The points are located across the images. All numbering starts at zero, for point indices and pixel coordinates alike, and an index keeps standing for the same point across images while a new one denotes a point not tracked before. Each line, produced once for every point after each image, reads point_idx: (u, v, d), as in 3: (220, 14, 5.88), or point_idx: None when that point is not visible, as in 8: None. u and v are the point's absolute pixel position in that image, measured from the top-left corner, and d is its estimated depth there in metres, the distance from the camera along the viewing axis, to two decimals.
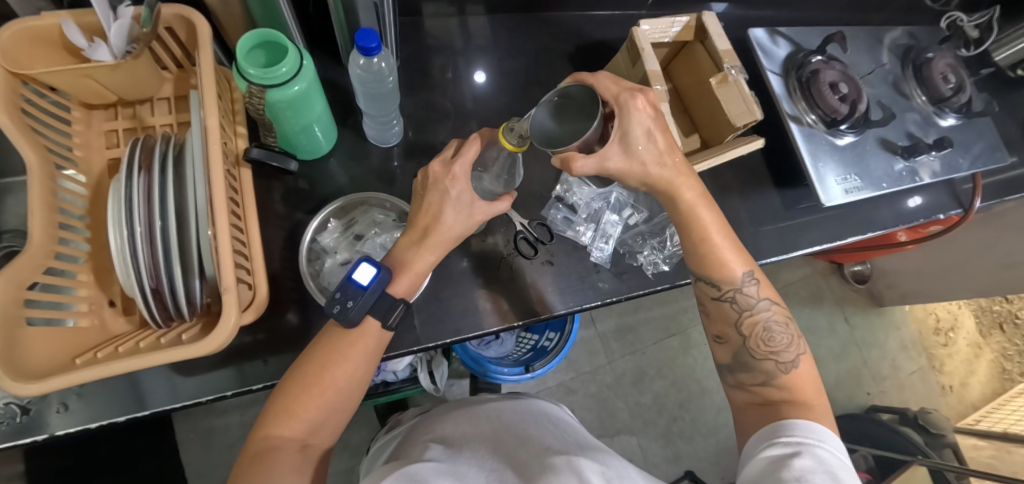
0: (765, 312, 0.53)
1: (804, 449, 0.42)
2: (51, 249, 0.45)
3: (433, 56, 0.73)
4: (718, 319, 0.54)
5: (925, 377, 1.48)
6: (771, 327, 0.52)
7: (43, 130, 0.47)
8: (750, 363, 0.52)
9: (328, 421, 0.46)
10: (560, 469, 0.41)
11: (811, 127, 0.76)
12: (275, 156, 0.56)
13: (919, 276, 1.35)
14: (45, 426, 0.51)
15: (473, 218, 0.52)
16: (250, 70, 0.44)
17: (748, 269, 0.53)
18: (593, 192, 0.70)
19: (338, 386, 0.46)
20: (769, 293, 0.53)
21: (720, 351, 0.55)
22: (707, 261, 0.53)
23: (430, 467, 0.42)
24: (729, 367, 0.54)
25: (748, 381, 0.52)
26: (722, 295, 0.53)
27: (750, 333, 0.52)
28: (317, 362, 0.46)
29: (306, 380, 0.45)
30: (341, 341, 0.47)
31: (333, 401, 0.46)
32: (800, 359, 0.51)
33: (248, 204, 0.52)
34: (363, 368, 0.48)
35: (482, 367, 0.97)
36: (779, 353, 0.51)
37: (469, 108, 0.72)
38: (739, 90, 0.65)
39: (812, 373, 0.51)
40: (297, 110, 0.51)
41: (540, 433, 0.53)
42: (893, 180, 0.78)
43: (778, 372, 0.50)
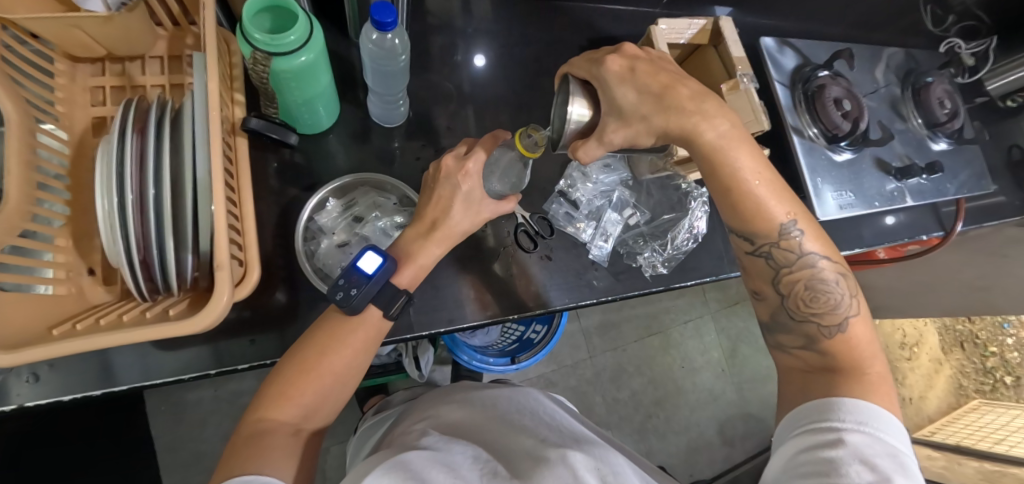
0: (810, 268, 0.51)
1: (841, 437, 0.42)
2: (28, 210, 0.42)
3: (437, 37, 0.71)
4: (755, 275, 0.54)
5: None
6: (817, 285, 0.51)
7: (23, 81, 0.44)
8: (787, 323, 0.52)
9: (323, 409, 0.46)
10: (553, 463, 0.41)
11: (812, 141, 0.77)
12: (275, 127, 0.53)
13: (892, 293, 1.40)
14: (11, 398, 0.48)
15: (479, 215, 0.54)
16: (256, 34, 0.41)
17: (790, 218, 0.51)
18: (596, 189, 0.69)
19: (335, 372, 0.45)
20: (817, 242, 0.51)
21: (761, 308, 0.55)
22: (741, 215, 0.51)
23: (419, 456, 0.41)
24: (768, 327, 0.55)
25: (789, 343, 0.53)
26: (757, 250, 0.53)
27: (789, 292, 0.52)
28: (316, 347, 0.45)
29: (302, 365, 0.44)
30: (341, 327, 0.46)
31: (329, 386, 0.45)
32: (849, 322, 0.50)
33: (243, 176, 0.49)
34: (361, 356, 0.47)
35: (467, 356, 0.97)
36: (825, 315, 0.50)
37: (472, 95, 0.70)
38: (749, 99, 0.65)
39: (866, 335, 0.50)
40: (301, 81, 0.48)
41: (540, 425, 0.53)
42: (884, 199, 0.80)
43: (820, 336, 0.50)
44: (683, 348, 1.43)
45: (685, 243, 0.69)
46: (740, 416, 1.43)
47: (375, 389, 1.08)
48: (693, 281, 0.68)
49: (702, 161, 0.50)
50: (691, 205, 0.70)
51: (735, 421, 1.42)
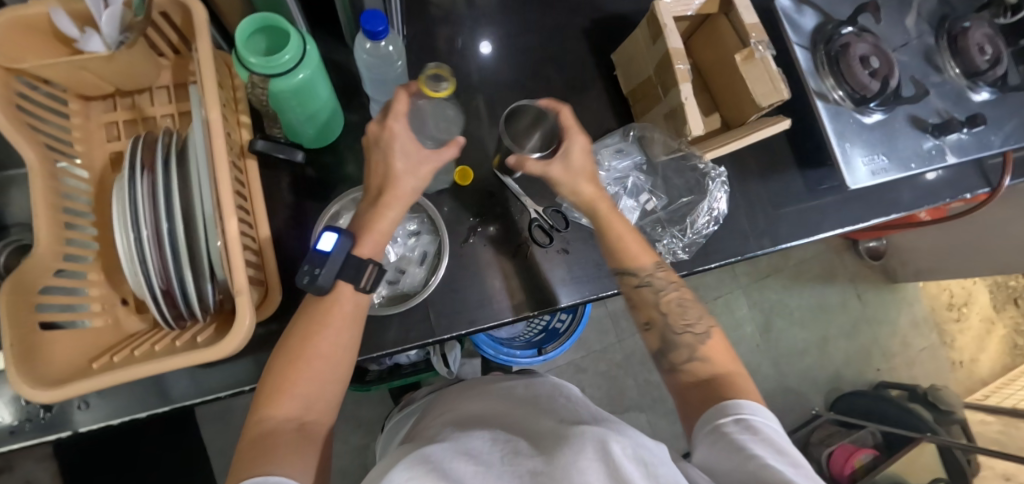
0: (674, 291, 0.54)
1: (743, 426, 0.41)
2: (59, 251, 0.44)
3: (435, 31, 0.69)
4: (640, 306, 0.55)
5: (937, 353, 1.48)
6: (684, 301, 0.54)
7: (40, 125, 0.46)
8: (673, 340, 0.53)
9: (327, 399, 0.43)
10: (574, 438, 0.40)
11: (838, 104, 0.72)
12: (281, 147, 0.52)
13: (933, 253, 1.33)
14: (69, 424, 0.52)
15: (426, 168, 0.49)
16: (251, 59, 0.42)
17: (654, 261, 0.55)
18: (609, 177, 0.67)
19: (329, 354, 0.44)
20: (675, 281, 0.55)
21: (650, 338, 0.55)
22: (620, 251, 0.55)
23: (435, 450, 0.41)
24: (661, 352, 0.54)
25: (677, 361, 0.52)
26: (640, 281, 0.54)
27: (667, 312, 0.54)
28: (300, 333, 0.44)
29: (291, 354, 0.43)
30: (319, 309, 0.45)
31: (326, 372, 0.43)
32: (712, 330, 0.53)
33: (256, 197, 0.52)
34: (346, 334, 0.45)
35: (494, 350, 0.97)
36: (693, 325, 0.53)
37: (476, 86, 0.68)
38: (766, 68, 0.61)
39: (725, 342, 0.53)
40: (303, 100, 0.48)
41: (554, 409, 0.52)
42: (921, 159, 0.75)
43: (699, 343, 0.52)
44: None
45: (706, 226, 0.66)
46: (778, 390, 1.37)
47: (409, 385, 1.11)
48: (717, 263, 0.66)
49: (596, 217, 0.55)
50: (711, 186, 0.66)
51: (774, 397, 1.36)
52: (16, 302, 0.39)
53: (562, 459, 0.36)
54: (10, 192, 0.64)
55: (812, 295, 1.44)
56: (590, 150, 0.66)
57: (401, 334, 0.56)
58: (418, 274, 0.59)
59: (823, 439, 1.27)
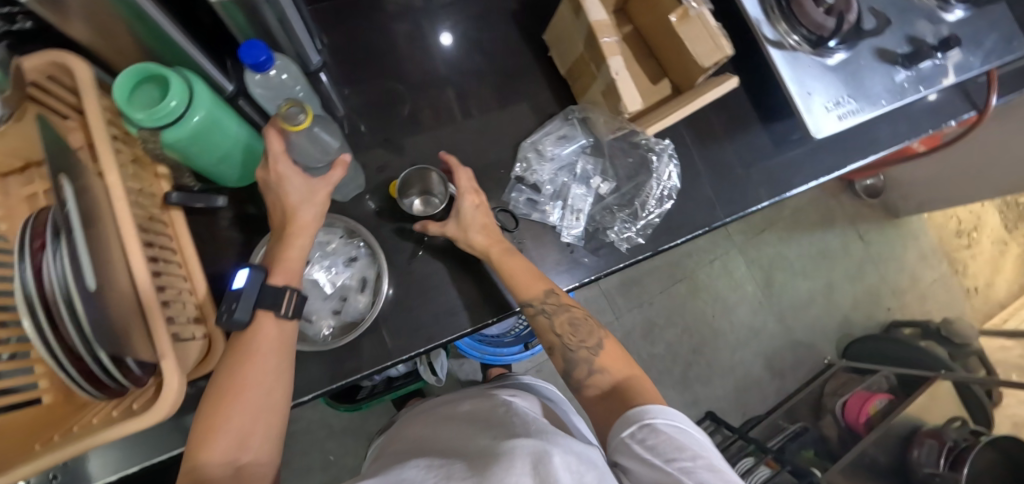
0: (567, 312, 0.54)
1: (643, 436, 0.42)
2: None
3: (349, 34, 0.64)
4: (542, 332, 0.55)
5: (948, 284, 1.42)
6: (575, 319, 0.54)
7: None
8: (573, 358, 0.53)
9: (266, 431, 0.43)
10: (505, 453, 0.41)
11: (794, 51, 0.67)
12: (196, 195, 0.51)
13: (933, 182, 1.26)
14: None
15: (318, 194, 0.48)
16: (136, 115, 0.41)
17: (549, 287, 0.55)
18: (555, 166, 0.64)
19: (258, 386, 0.43)
20: (569, 302, 0.55)
21: (554, 361, 0.54)
22: (509, 283, 0.53)
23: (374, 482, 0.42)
24: (566, 372, 0.54)
25: (580, 376, 0.53)
26: (537, 309, 0.53)
27: (562, 332, 0.54)
28: (228, 371, 0.43)
29: (220, 392, 0.42)
30: (243, 346, 0.44)
31: (258, 406, 0.42)
32: (603, 340, 0.53)
33: (185, 249, 0.50)
34: (277, 362, 0.45)
35: (481, 351, 0.97)
36: (588, 340, 0.53)
37: (404, 91, 0.63)
38: (704, 24, 0.58)
39: (619, 349, 0.54)
40: (207, 144, 0.46)
41: (496, 420, 0.54)
42: (892, 95, 0.70)
43: (594, 356, 0.52)
44: (714, 290, 1.33)
45: (659, 205, 0.64)
46: (787, 345, 1.34)
47: (410, 393, 1.11)
48: (683, 238, 0.64)
49: (492, 264, 0.54)
50: (657, 164, 0.65)
51: (783, 352, 1.34)
52: None
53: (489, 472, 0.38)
54: None
55: (813, 243, 1.39)
56: (532, 141, 0.63)
57: (359, 362, 0.54)
58: (360, 302, 0.54)
59: (837, 389, 1.25)
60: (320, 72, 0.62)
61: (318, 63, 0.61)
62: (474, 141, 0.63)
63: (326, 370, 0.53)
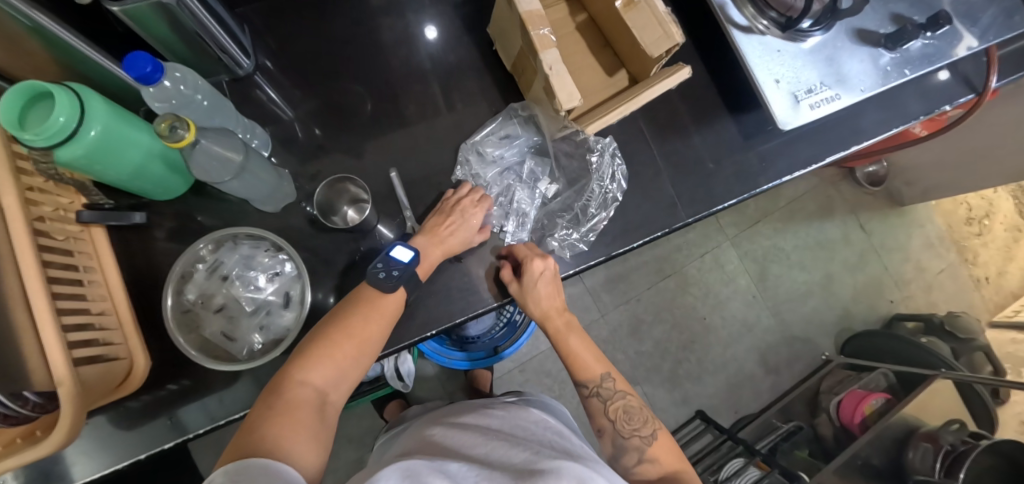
0: (623, 399, 0.57)
1: None
2: None
3: (281, 34, 0.60)
4: (596, 413, 0.58)
5: (957, 274, 1.35)
6: (625, 407, 0.57)
7: None
8: (622, 443, 0.55)
9: (358, 364, 0.48)
10: (554, 471, 0.40)
11: (763, 35, 0.62)
12: (112, 213, 0.50)
13: (940, 168, 1.18)
14: None
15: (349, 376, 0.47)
16: (24, 134, 0.38)
17: (606, 370, 0.59)
18: (498, 169, 0.61)
19: (359, 338, 0.47)
20: (625, 388, 0.59)
21: (604, 444, 0.57)
22: (571, 362, 0.60)
23: (419, 466, 0.41)
24: (612, 457, 0.56)
25: (630, 462, 0.54)
26: (590, 391, 0.59)
27: (614, 416, 0.57)
28: (337, 328, 0.47)
29: (325, 347, 0.46)
30: (366, 306, 0.48)
31: (348, 356, 0.47)
32: (658, 431, 0.55)
33: (106, 267, 0.49)
34: (377, 338, 0.48)
35: (448, 357, 0.97)
36: (638, 428, 0.55)
37: (343, 94, 0.60)
38: (652, 11, 0.53)
39: (670, 443, 0.55)
40: (111, 159, 0.44)
41: (532, 437, 0.53)
42: (873, 80, 0.64)
43: (644, 445, 0.54)
44: (705, 284, 1.28)
45: (604, 208, 0.60)
46: (783, 340, 1.29)
47: (388, 395, 1.10)
48: (639, 241, 0.61)
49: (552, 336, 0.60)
50: (596, 162, 0.61)
51: (778, 348, 1.29)
52: None
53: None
54: None
55: (811, 233, 1.32)
56: (472, 143, 0.60)
57: None
58: (286, 317, 0.51)
59: (832, 387, 1.18)
60: (254, 76, 0.59)
61: (250, 66, 0.58)
62: (412, 143, 0.59)
63: (253, 388, 0.51)
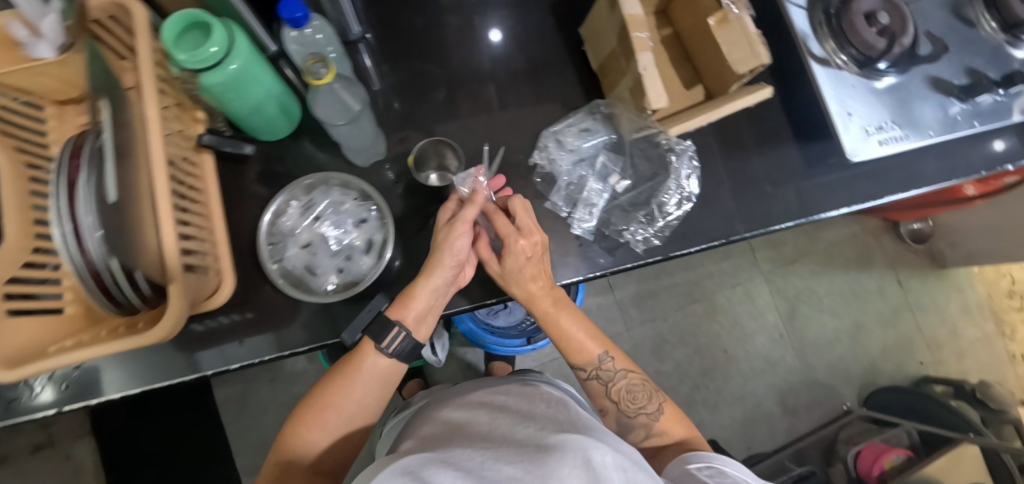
0: (625, 379, 0.59)
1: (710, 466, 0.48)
2: (27, 245, 0.48)
3: (387, 8, 0.65)
4: (596, 395, 0.60)
5: (992, 345, 1.32)
6: (629, 389, 0.58)
7: (12, 129, 0.50)
8: (628, 422, 0.58)
9: (354, 415, 0.53)
10: (560, 445, 0.39)
11: (840, 69, 0.65)
12: (227, 141, 0.54)
13: (988, 233, 1.18)
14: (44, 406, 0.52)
15: (359, 415, 0.54)
16: (179, 56, 0.43)
17: (605, 351, 0.59)
18: (573, 158, 0.64)
19: (344, 406, 0.52)
20: (626, 365, 0.59)
21: (609, 423, 0.60)
22: (567, 346, 0.59)
23: (416, 458, 0.39)
24: (621, 433, 0.59)
25: (638, 438, 0.57)
26: (589, 374, 0.59)
27: (618, 398, 0.58)
28: (327, 390, 0.52)
29: (316, 405, 0.51)
30: (350, 370, 0.52)
31: (338, 417, 0.52)
32: (662, 406, 0.57)
33: (210, 191, 0.53)
34: (366, 393, 0.53)
35: (482, 340, 0.99)
36: (644, 406, 0.57)
37: (435, 71, 0.64)
38: (744, 30, 0.56)
39: (676, 413, 0.58)
40: (239, 92, 0.49)
41: (537, 415, 0.52)
42: (943, 126, 0.66)
43: (653, 422, 0.57)
44: (733, 315, 1.28)
45: (677, 208, 0.63)
46: (804, 383, 1.28)
47: (410, 373, 1.13)
48: (696, 247, 0.63)
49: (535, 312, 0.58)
50: (675, 163, 0.64)
51: (798, 390, 1.27)
52: None
53: (545, 469, 0.35)
54: None
55: (846, 281, 1.32)
56: (552, 130, 0.63)
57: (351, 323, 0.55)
58: (364, 262, 0.58)
59: (851, 438, 1.19)
60: (358, 43, 0.64)
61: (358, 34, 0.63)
62: (494, 124, 0.63)
63: (321, 325, 0.54)
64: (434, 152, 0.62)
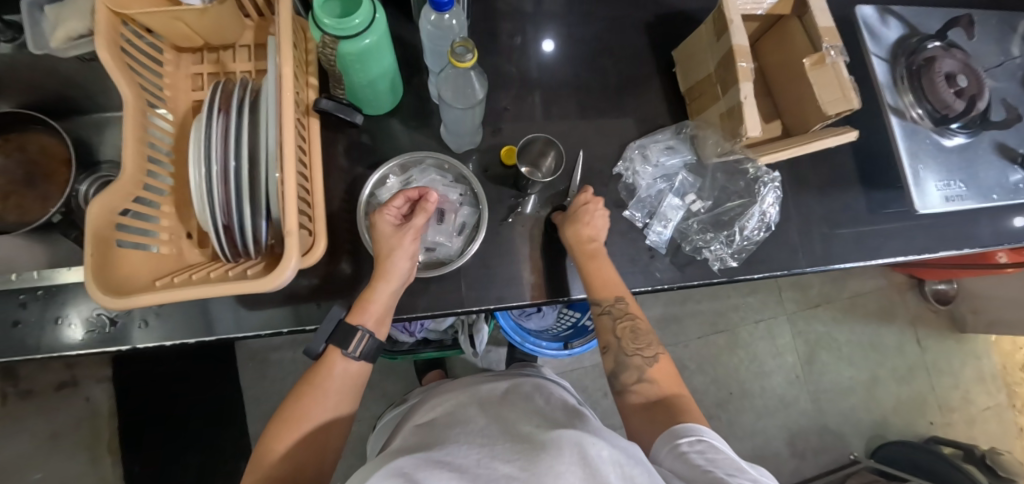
0: (632, 320, 0.57)
1: (699, 439, 0.45)
2: (139, 181, 0.49)
3: (491, 7, 0.68)
4: (601, 331, 0.58)
5: (1002, 416, 1.34)
6: (637, 328, 0.57)
7: (139, 70, 0.51)
8: (625, 361, 0.56)
9: (331, 421, 0.53)
10: (559, 444, 0.40)
11: (915, 123, 0.68)
12: (342, 107, 0.55)
13: (1013, 304, 1.20)
14: (128, 339, 0.57)
15: (336, 420, 0.53)
16: (325, 20, 0.45)
17: (622, 293, 0.58)
18: (656, 172, 0.66)
19: (321, 414, 0.52)
20: (636, 311, 0.58)
21: (605, 361, 0.58)
22: (589, 279, 0.57)
23: (411, 460, 0.40)
24: (613, 374, 0.57)
25: (627, 381, 0.55)
26: (604, 309, 0.57)
27: (622, 334, 0.56)
28: (301, 396, 0.52)
29: (292, 413, 0.51)
30: (320, 373, 0.53)
31: (314, 421, 0.51)
32: (660, 354, 0.56)
33: (314, 152, 0.54)
34: (342, 397, 0.53)
35: (520, 338, 0.96)
36: (643, 348, 0.56)
37: (530, 74, 0.67)
38: (837, 74, 0.58)
39: (670, 367, 0.56)
40: (365, 64, 0.51)
41: (532, 415, 0.53)
42: (1006, 191, 0.68)
43: (646, 366, 0.55)
44: (752, 349, 1.30)
45: (756, 232, 0.65)
46: (815, 427, 1.28)
47: (433, 363, 1.14)
48: (761, 274, 0.65)
49: (578, 257, 0.57)
50: (761, 191, 0.67)
51: (808, 433, 1.28)
52: (99, 217, 0.44)
53: (540, 464, 0.37)
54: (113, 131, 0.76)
55: (866, 332, 1.34)
56: (639, 144, 0.66)
57: (427, 299, 0.58)
58: (455, 242, 0.61)
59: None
60: None
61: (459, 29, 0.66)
62: (577, 132, 0.67)
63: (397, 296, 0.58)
64: (540, 151, 0.64)
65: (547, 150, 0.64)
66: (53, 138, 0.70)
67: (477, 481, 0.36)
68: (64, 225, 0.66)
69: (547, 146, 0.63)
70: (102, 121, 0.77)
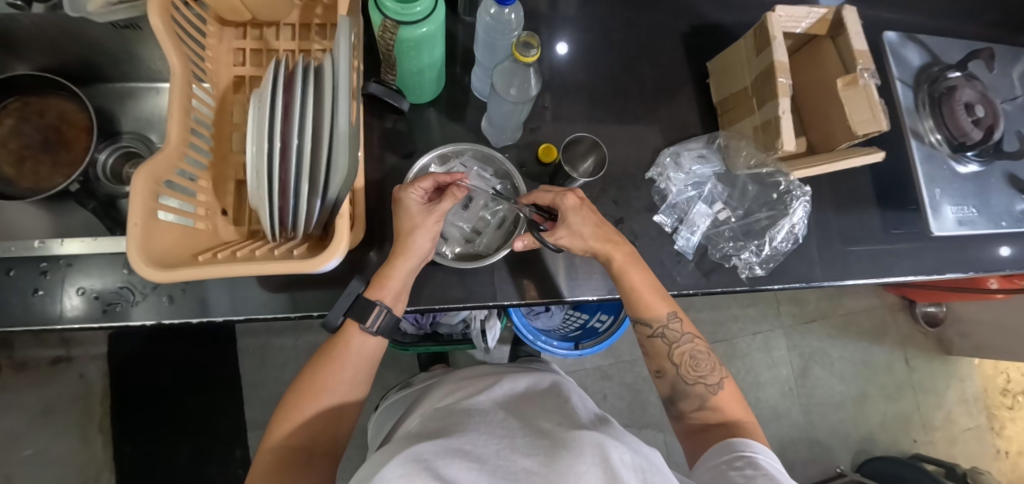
0: (689, 344, 0.56)
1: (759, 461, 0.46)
2: (182, 153, 0.48)
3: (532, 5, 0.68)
4: (655, 355, 0.57)
5: (981, 437, 1.38)
6: (693, 352, 0.56)
7: (186, 40, 0.50)
8: (684, 390, 0.55)
9: (348, 397, 0.51)
10: (582, 442, 0.38)
11: (934, 148, 0.70)
12: (391, 93, 0.58)
13: (999, 330, 1.25)
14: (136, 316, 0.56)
15: (350, 396, 0.51)
16: (387, 2, 0.44)
17: (672, 310, 0.56)
18: (688, 179, 0.68)
19: (336, 389, 0.50)
20: (691, 331, 0.57)
21: (661, 385, 0.58)
22: (632, 302, 0.56)
23: (430, 446, 0.39)
24: (670, 400, 0.57)
25: (688, 408, 0.56)
26: (653, 333, 0.56)
27: (680, 362, 0.56)
28: (316, 371, 0.50)
29: (306, 387, 0.49)
30: (334, 348, 0.51)
31: (328, 396, 0.49)
32: (724, 381, 0.55)
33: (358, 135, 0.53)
34: (358, 374, 0.52)
35: (531, 336, 0.96)
36: (705, 376, 0.55)
37: (568, 74, 0.68)
38: (868, 96, 0.60)
39: (734, 392, 0.56)
40: (420, 52, 0.51)
41: (553, 408, 0.51)
42: (1014, 220, 0.71)
43: (709, 393, 0.54)
44: (749, 361, 1.32)
45: (783, 244, 0.67)
46: (805, 440, 1.31)
47: (437, 357, 1.13)
48: (783, 285, 0.67)
49: (612, 268, 0.55)
50: (792, 205, 0.68)
51: (798, 445, 1.31)
52: (146, 186, 0.43)
53: (560, 463, 0.35)
54: (135, 102, 0.75)
55: (858, 349, 1.38)
56: (673, 151, 0.68)
57: (462, 290, 0.59)
58: (491, 238, 0.62)
59: None
60: None
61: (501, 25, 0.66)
62: (611, 135, 0.67)
63: (430, 286, 0.58)
64: (585, 151, 0.65)
65: (590, 153, 0.65)
66: (75, 105, 0.69)
67: (496, 475, 0.35)
68: (81, 194, 0.64)
69: (594, 148, 0.64)
70: (122, 91, 0.75)
